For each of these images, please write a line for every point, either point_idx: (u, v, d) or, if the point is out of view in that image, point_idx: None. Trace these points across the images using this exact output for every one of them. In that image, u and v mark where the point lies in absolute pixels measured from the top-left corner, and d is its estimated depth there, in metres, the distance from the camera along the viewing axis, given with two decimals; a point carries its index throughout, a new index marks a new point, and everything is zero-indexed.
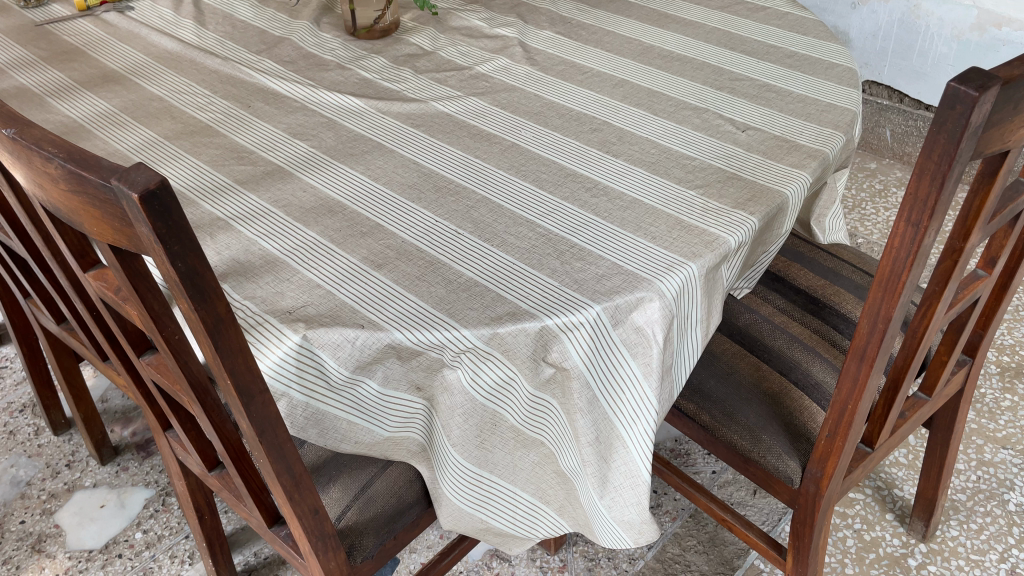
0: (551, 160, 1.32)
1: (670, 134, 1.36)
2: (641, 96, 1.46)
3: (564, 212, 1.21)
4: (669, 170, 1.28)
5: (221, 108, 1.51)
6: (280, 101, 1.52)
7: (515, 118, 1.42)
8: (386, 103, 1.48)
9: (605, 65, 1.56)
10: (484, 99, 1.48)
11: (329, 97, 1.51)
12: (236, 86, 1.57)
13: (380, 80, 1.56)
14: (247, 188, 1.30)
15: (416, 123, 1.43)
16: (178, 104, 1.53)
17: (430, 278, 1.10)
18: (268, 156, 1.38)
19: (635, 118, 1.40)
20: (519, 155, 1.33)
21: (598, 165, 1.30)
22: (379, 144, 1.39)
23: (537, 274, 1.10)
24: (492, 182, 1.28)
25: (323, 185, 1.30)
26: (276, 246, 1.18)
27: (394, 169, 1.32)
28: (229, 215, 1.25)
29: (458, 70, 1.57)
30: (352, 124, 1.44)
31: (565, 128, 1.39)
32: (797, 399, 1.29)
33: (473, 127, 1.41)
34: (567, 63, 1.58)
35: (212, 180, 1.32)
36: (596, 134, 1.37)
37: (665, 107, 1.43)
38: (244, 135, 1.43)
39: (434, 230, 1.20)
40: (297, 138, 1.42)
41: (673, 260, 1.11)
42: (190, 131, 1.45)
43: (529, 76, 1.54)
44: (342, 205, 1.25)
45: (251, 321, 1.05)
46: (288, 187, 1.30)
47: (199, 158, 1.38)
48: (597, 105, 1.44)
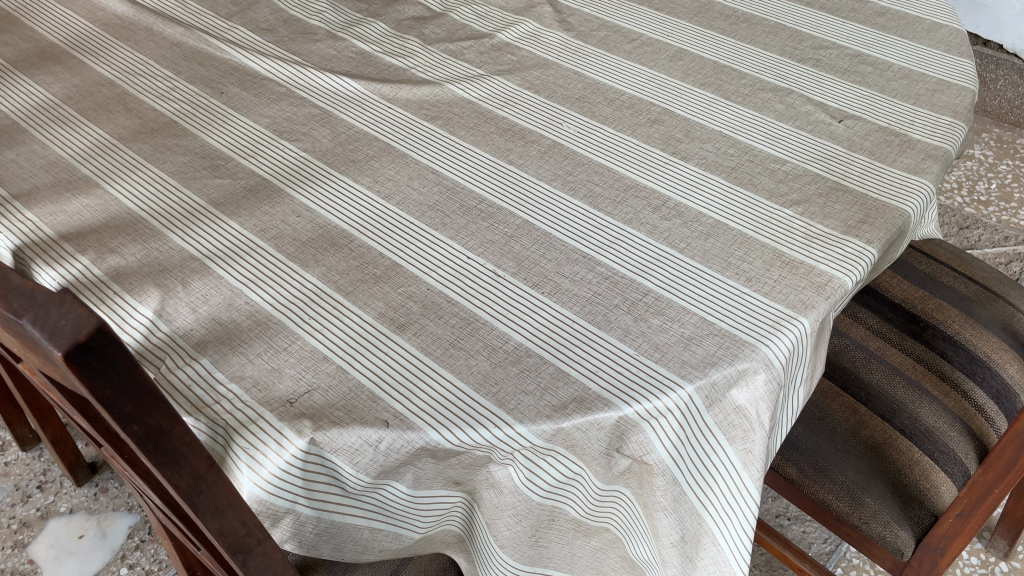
0: (604, 166, 1.06)
1: (748, 127, 1.10)
2: (707, 73, 1.19)
3: (628, 242, 0.96)
4: (755, 179, 1.02)
5: (187, 95, 1.23)
6: (260, 84, 1.24)
7: (553, 106, 1.15)
8: (392, 88, 1.20)
9: (656, 30, 1.28)
10: (512, 80, 1.21)
11: (321, 79, 1.23)
12: (205, 64, 1.28)
13: (382, 53, 1.28)
14: (226, 211, 1.04)
15: (432, 115, 1.16)
16: (135, 91, 1.25)
17: (469, 346, 0.86)
18: (250, 164, 1.11)
19: (703, 105, 1.14)
20: (563, 160, 1.07)
21: (664, 172, 1.04)
22: (387, 145, 1.12)
23: (605, 338, 0.86)
24: (533, 200, 1.02)
25: (322, 206, 1.04)
26: (268, 298, 0.93)
27: (409, 182, 1.06)
28: (205, 252, 0.99)
29: (476, 39, 1.29)
30: (352, 116, 1.17)
31: (616, 120, 1.12)
32: (905, 451, 1.07)
33: (502, 119, 1.14)
34: (608, 28, 1.29)
35: (182, 201, 1.06)
36: (656, 127, 1.11)
37: (738, 88, 1.16)
38: (218, 134, 1.16)
39: (467, 271, 0.94)
40: (284, 136, 1.14)
41: (778, 313, 0.87)
42: (150, 130, 1.17)
43: (565, 47, 1.26)
44: (347, 235, 1.00)
45: (242, 416, 0.81)
46: (277, 209, 1.04)
47: (164, 169, 1.10)
48: (653, 86, 1.17)
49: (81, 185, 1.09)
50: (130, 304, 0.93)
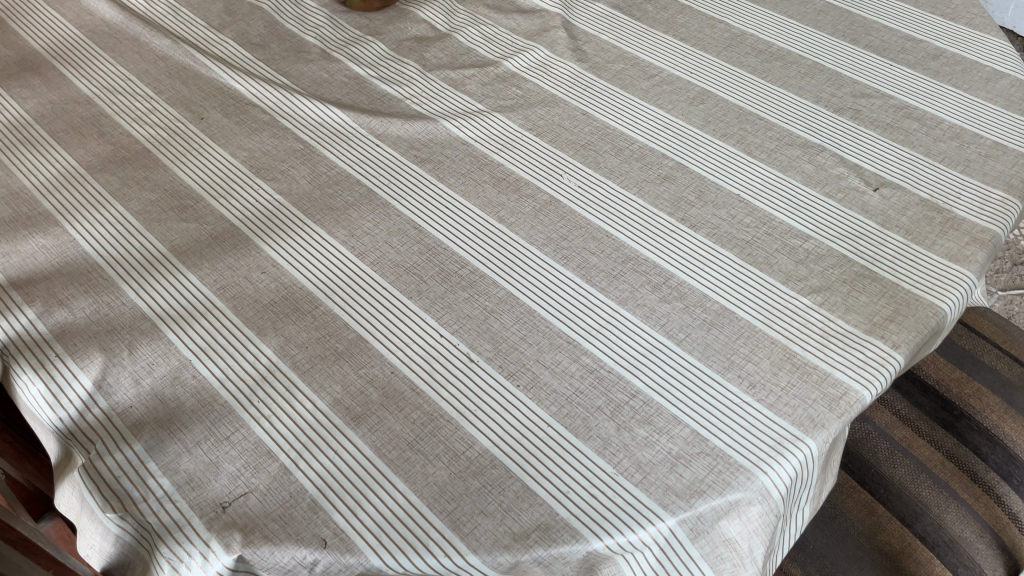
0: (603, 231, 0.95)
1: (770, 191, 0.97)
2: (730, 122, 1.06)
3: (621, 329, 0.85)
4: (772, 257, 0.90)
5: (166, 119, 1.14)
6: (242, 110, 1.14)
7: (555, 153, 1.04)
8: (382, 122, 1.10)
9: (679, 65, 1.16)
10: (513, 118, 1.10)
11: (307, 107, 1.13)
12: (188, 83, 1.19)
13: (377, 78, 1.18)
14: (187, 262, 0.95)
15: (421, 156, 1.06)
16: (111, 111, 1.16)
17: (428, 448, 0.77)
18: (220, 205, 1.02)
19: (721, 160, 1.02)
20: (558, 220, 0.96)
21: (669, 243, 0.93)
22: (369, 190, 1.02)
23: (581, 449, 0.76)
24: (520, 269, 0.92)
25: (289, 261, 0.95)
26: (216, 372, 0.84)
27: (387, 238, 0.96)
28: (158, 310, 0.91)
29: (480, 67, 1.18)
30: (335, 153, 1.07)
31: (623, 174, 1.01)
32: (924, 563, 0.96)
33: (498, 166, 1.03)
34: (626, 61, 1.17)
35: (142, 248, 0.97)
36: (667, 185, 0.99)
37: (763, 142, 1.03)
38: (191, 167, 1.07)
39: (437, 352, 0.85)
40: (260, 174, 1.05)
41: (781, 433, 0.76)
42: (121, 159, 1.09)
43: (575, 81, 1.14)
44: (313, 298, 0.91)
45: (170, 520, 0.73)
46: (241, 262, 0.95)
47: (128, 207, 1.02)
48: (668, 134, 1.05)
49: (39, 221, 1.01)
50: (71, 370, 0.85)
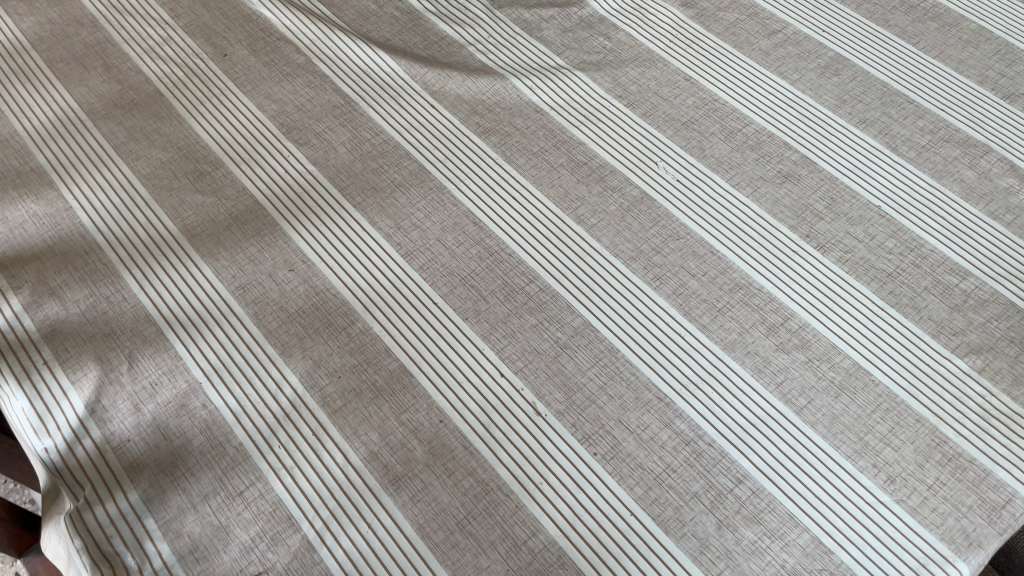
0: (707, 245, 0.77)
1: (919, 206, 0.78)
2: (870, 103, 0.85)
3: (726, 384, 0.69)
4: (919, 300, 0.72)
5: (183, 53, 0.96)
6: (272, 47, 0.95)
7: (649, 133, 0.85)
8: (440, 77, 0.91)
9: (807, 19, 0.93)
10: (599, 80, 0.90)
11: (351, 50, 0.94)
12: (210, 6, 1.00)
13: (435, 14, 0.97)
14: (201, 249, 0.79)
15: (485, 126, 0.87)
16: (119, 38, 0.97)
17: (483, 531, 0.63)
18: (243, 174, 0.85)
19: (859, 157, 0.82)
20: (650, 226, 0.79)
21: (790, 269, 0.75)
22: (421, 168, 0.84)
23: (672, 552, 0.61)
24: (602, 290, 0.75)
25: (324, 258, 0.79)
26: (230, 402, 0.70)
27: (441, 235, 0.79)
28: (165, 312, 0.76)
29: (561, 6, 0.96)
30: (382, 114, 0.89)
31: (733, 167, 0.82)
32: None
33: (578, 145, 0.85)
34: (741, 8, 0.95)
35: (150, 226, 0.81)
36: (788, 187, 0.80)
37: (911, 134, 0.83)
38: (211, 121, 0.89)
39: (498, 397, 0.69)
40: (292, 136, 0.87)
41: (925, 552, 0.60)
42: (129, 103, 0.91)
43: (676, 33, 0.93)
44: (349, 310, 0.75)
45: None
46: (266, 255, 0.79)
47: (136, 170, 0.86)
48: (792, 116, 0.85)
49: (31, 180, 0.85)
50: (60, 386, 0.71)
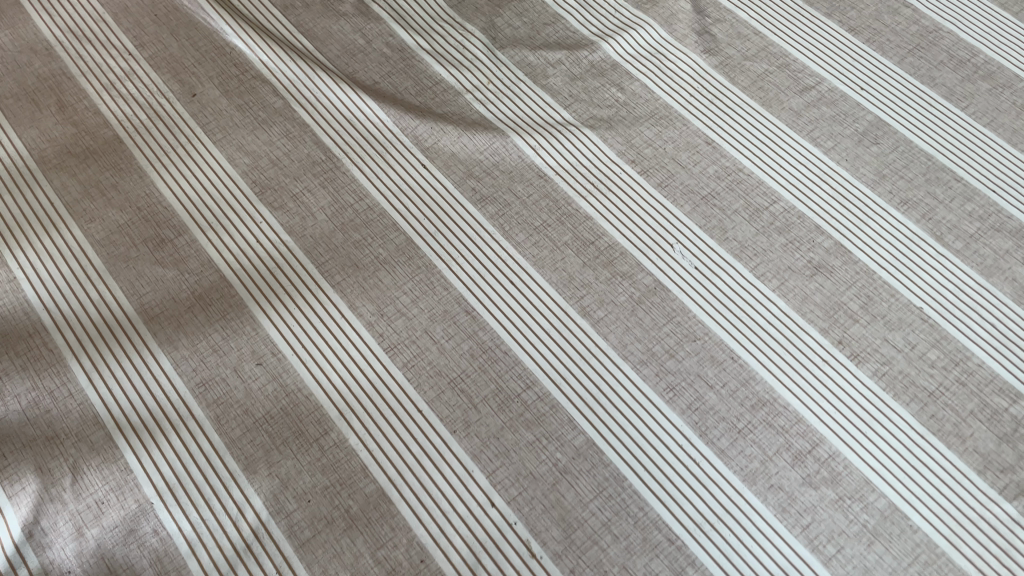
0: (726, 349, 0.69)
1: (965, 309, 0.70)
2: (913, 180, 0.76)
3: (745, 525, 0.61)
4: (964, 427, 0.64)
5: (147, 91, 0.85)
6: (246, 87, 0.85)
7: (664, 209, 0.76)
8: (432, 131, 0.82)
9: (844, 73, 0.83)
10: (610, 141, 0.80)
11: (334, 96, 0.84)
12: (179, 35, 0.89)
13: (430, 53, 0.87)
14: (160, 335, 0.71)
15: (482, 192, 0.78)
16: (76, 69, 0.87)
17: None
18: (209, 242, 0.76)
19: (899, 246, 0.73)
20: (664, 323, 0.70)
21: (819, 383, 0.67)
22: (408, 241, 0.76)
23: None
24: (607, 400, 0.67)
25: (296, 349, 0.70)
26: (186, 528, 0.62)
27: (428, 327, 0.71)
28: (117, 412, 0.67)
29: (570, 49, 0.86)
30: (368, 174, 0.80)
31: (758, 255, 0.73)
32: None
33: (584, 220, 0.76)
34: (771, 59, 0.85)
35: (103, 304, 0.73)
36: (820, 281, 0.71)
37: (958, 221, 0.74)
38: (176, 176, 0.80)
39: (487, 531, 0.61)
40: (265, 197, 0.78)
41: None
42: (85, 151, 0.81)
43: (697, 86, 0.83)
44: (322, 416, 0.67)
45: None
46: (231, 345, 0.70)
47: (89, 234, 0.76)
48: (825, 194, 0.76)
49: None
50: None
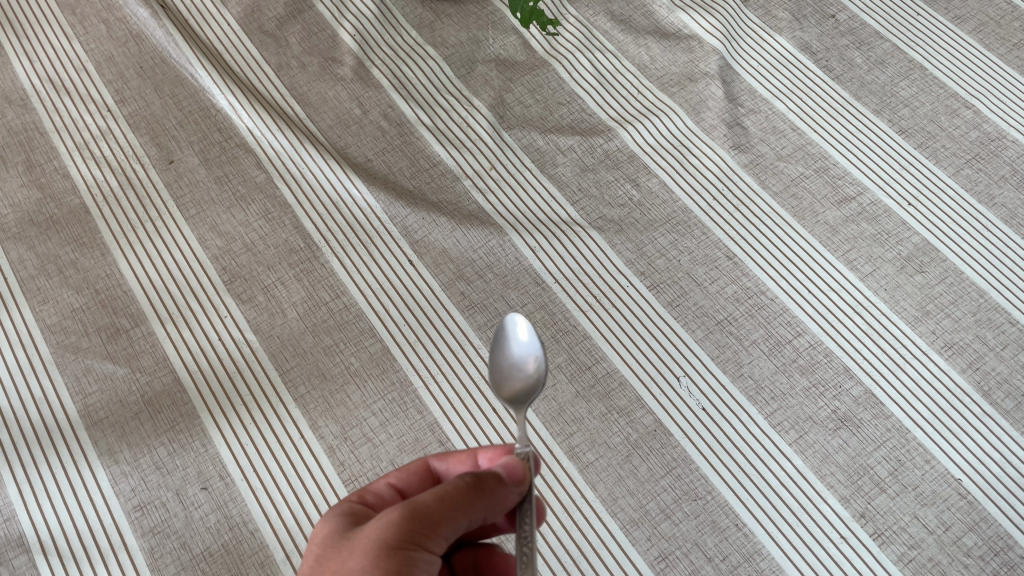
0: (731, 514, 0.60)
1: (1012, 484, 0.60)
2: (960, 319, 0.67)
3: None
4: None
5: (121, 154, 0.79)
6: (228, 156, 0.78)
7: (673, 333, 0.68)
8: (424, 222, 0.74)
9: (889, 184, 0.75)
10: (619, 247, 0.72)
11: (323, 173, 0.77)
12: (163, 91, 0.83)
13: (431, 129, 0.80)
14: (101, 444, 0.64)
15: (471, 298, 0.70)
16: (50, 124, 0.81)
17: None
18: (167, 336, 0.69)
19: (938, 400, 0.64)
20: (662, 475, 0.62)
21: (833, 565, 0.58)
22: (384, 351, 0.68)
23: None
24: (588, 566, 0.59)
25: (247, 473, 0.63)
26: None
27: (396, 458, 0.63)
28: (42, 534, 0.60)
29: (585, 135, 0.79)
30: (348, 267, 0.72)
31: (776, 398, 0.64)
32: None
33: (582, 340, 0.68)
34: (807, 160, 0.76)
35: (45, 402, 0.66)
36: (844, 437, 0.63)
37: (1010, 374, 0.65)
38: (141, 255, 0.73)
39: None
40: (234, 287, 0.71)
41: None
42: (47, 219, 0.75)
43: (722, 189, 0.75)
44: (267, 559, 0.59)
45: None
46: (177, 462, 0.63)
47: (41, 317, 0.70)
48: (857, 329, 0.67)
49: None
50: None
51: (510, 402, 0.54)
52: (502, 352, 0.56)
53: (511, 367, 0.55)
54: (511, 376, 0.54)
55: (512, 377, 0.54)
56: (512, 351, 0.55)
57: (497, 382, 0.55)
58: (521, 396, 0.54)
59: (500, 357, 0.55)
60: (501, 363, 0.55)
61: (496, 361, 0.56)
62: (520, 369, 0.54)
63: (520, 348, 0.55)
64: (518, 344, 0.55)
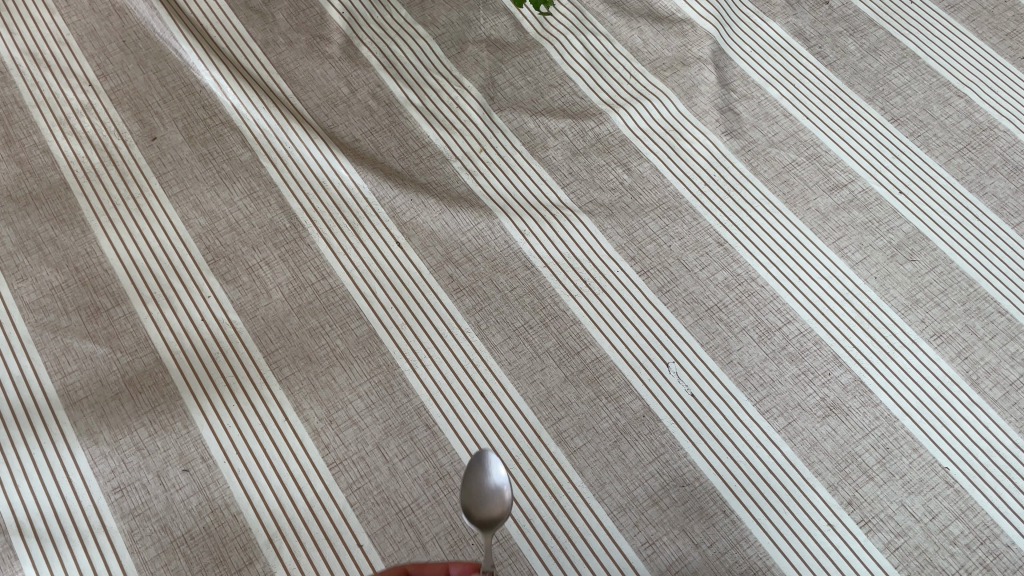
0: (719, 500, 0.60)
1: (999, 473, 0.60)
2: (950, 308, 0.67)
3: None
4: None
5: (103, 130, 0.77)
6: (213, 133, 0.77)
7: (663, 318, 0.67)
8: (412, 203, 0.73)
9: (881, 172, 0.74)
10: (610, 231, 0.71)
11: (309, 153, 0.76)
12: (147, 66, 0.81)
13: (420, 110, 0.79)
14: (80, 424, 0.63)
15: (459, 281, 0.69)
16: (29, 98, 0.79)
17: None
18: (148, 316, 0.67)
19: (927, 388, 0.64)
20: (650, 461, 0.61)
21: (821, 552, 0.58)
22: (370, 333, 0.67)
23: None
24: (575, 552, 0.58)
25: (230, 455, 0.62)
26: None
27: (381, 441, 0.62)
28: (19, 515, 0.59)
29: (576, 118, 0.78)
30: (335, 248, 0.71)
31: (765, 385, 0.64)
32: None
33: (571, 324, 0.67)
34: (799, 146, 0.76)
35: (22, 381, 0.64)
36: (832, 424, 0.62)
37: (998, 363, 0.65)
38: (122, 233, 0.71)
39: None
40: (217, 267, 0.70)
41: None
42: (26, 195, 0.73)
43: (713, 174, 0.74)
44: (249, 542, 0.58)
45: None
46: (158, 443, 0.62)
47: (19, 295, 0.68)
48: (847, 317, 0.67)
49: None
50: None
51: (480, 527, 0.51)
52: (479, 468, 0.52)
53: (488, 491, 0.51)
54: (487, 498, 0.51)
55: (488, 497, 0.51)
56: (489, 480, 0.51)
57: (468, 501, 0.51)
58: (494, 524, 0.51)
59: (474, 477, 0.52)
60: (477, 483, 0.51)
61: (471, 474, 0.52)
62: (495, 500, 0.51)
63: (497, 480, 0.52)
64: (495, 475, 0.52)
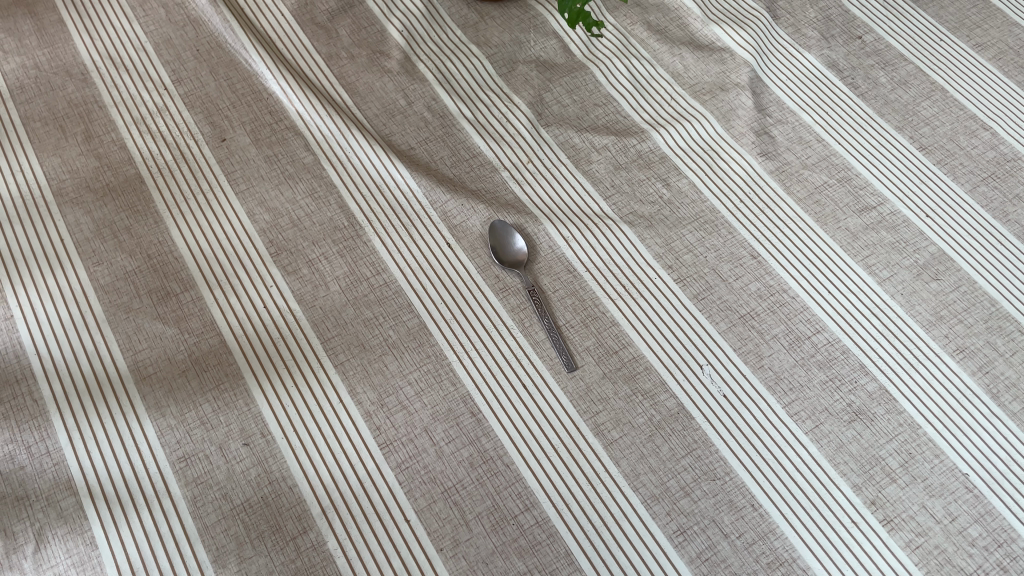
0: (748, 494, 0.63)
1: (1016, 481, 0.63)
2: (972, 325, 0.71)
3: None
4: None
5: (176, 130, 0.83)
6: (278, 137, 0.82)
7: (699, 324, 0.71)
8: (462, 208, 0.78)
9: (909, 196, 0.78)
10: (649, 240, 0.76)
11: (366, 157, 0.81)
12: (218, 73, 0.87)
13: (472, 122, 0.84)
14: (148, 398, 0.67)
15: (505, 281, 0.74)
16: (108, 98, 0.84)
17: None
18: (214, 301, 0.72)
19: (948, 399, 0.67)
20: (683, 455, 0.65)
21: (844, 547, 0.61)
22: (421, 326, 0.71)
23: None
24: (610, 536, 0.61)
25: (288, 432, 0.65)
26: None
27: (428, 425, 0.66)
28: (88, 478, 0.63)
29: (618, 135, 0.82)
30: (389, 246, 0.75)
31: (794, 390, 0.68)
32: None
33: (610, 326, 0.71)
34: (831, 170, 0.80)
35: (95, 356, 0.69)
36: (858, 429, 0.66)
37: (1019, 378, 0.68)
38: (191, 225, 0.76)
39: None
40: (279, 259, 0.75)
41: None
42: (104, 186, 0.78)
43: (749, 192, 0.78)
44: (303, 512, 0.62)
45: None
46: (221, 418, 0.66)
47: (95, 278, 0.73)
48: (873, 329, 0.70)
49: None
50: None
51: (510, 269, 0.74)
52: (509, 238, 0.75)
53: (513, 250, 0.75)
54: (513, 252, 0.75)
55: (513, 253, 0.75)
56: (513, 246, 0.75)
57: (503, 257, 0.74)
58: (515, 265, 0.74)
59: (506, 244, 0.75)
60: (507, 249, 0.75)
61: (503, 245, 0.75)
62: (515, 255, 0.74)
63: (517, 247, 0.75)
64: (518, 240, 0.75)
